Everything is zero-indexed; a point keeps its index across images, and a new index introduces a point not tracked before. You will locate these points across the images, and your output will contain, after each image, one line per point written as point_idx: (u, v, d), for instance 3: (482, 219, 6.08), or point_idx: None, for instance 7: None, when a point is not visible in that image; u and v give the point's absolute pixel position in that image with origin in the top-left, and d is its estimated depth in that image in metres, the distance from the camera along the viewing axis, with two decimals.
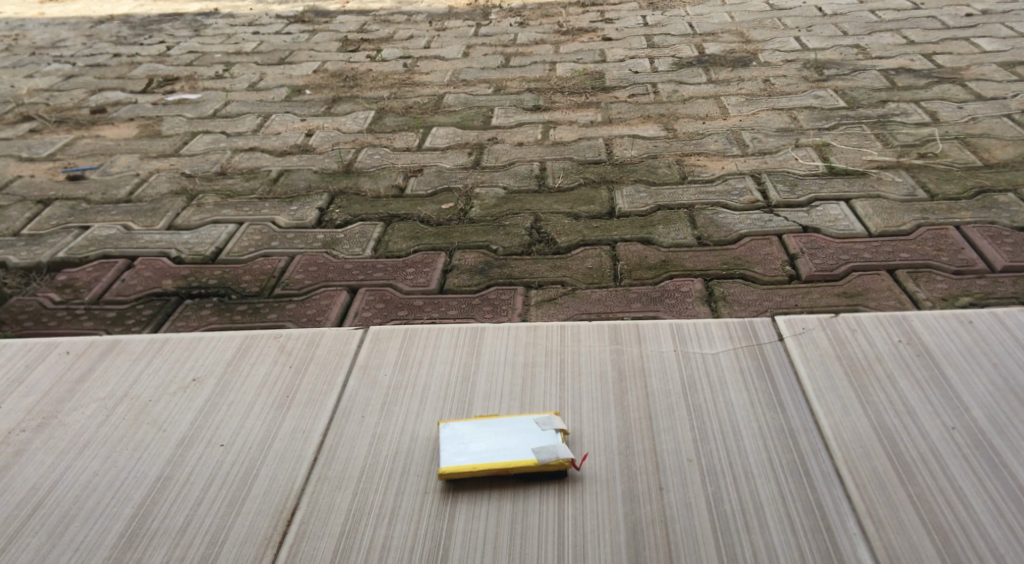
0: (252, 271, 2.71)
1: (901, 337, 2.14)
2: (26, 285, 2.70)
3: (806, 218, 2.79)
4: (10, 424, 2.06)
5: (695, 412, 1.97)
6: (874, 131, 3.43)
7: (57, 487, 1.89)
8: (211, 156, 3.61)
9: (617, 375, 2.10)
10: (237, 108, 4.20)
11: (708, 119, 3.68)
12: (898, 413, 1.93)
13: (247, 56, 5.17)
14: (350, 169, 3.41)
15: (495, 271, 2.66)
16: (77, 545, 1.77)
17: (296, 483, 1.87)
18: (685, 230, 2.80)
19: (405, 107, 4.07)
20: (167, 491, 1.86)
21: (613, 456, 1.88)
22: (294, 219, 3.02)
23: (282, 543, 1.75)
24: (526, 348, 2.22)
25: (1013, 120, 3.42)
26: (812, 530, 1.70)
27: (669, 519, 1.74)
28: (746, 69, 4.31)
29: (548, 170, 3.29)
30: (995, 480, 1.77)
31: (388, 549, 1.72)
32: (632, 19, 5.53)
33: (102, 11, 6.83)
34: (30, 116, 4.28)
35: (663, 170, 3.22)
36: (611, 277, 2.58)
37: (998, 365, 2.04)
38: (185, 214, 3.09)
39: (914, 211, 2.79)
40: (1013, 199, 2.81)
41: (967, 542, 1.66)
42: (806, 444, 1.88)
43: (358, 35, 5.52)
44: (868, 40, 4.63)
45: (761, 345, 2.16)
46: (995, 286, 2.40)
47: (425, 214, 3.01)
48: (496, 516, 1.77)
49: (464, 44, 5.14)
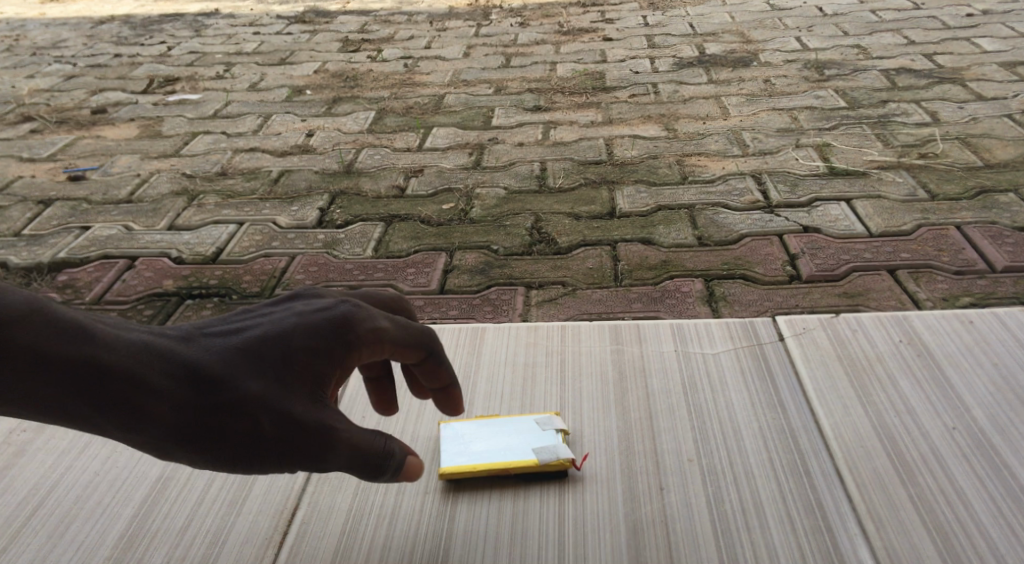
0: (252, 271, 2.71)
1: (901, 337, 2.14)
2: (27, 285, 2.71)
3: (807, 218, 2.80)
4: (11, 424, 2.06)
5: (696, 412, 1.97)
6: (874, 131, 3.43)
7: (57, 488, 1.89)
8: (212, 156, 3.62)
9: (617, 375, 2.10)
10: (238, 108, 4.21)
11: (708, 119, 3.69)
12: (898, 413, 1.93)
13: (247, 56, 5.17)
14: (351, 169, 3.41)
15: (495, 271, 2.66)
16: (78, 544, 1.76)
17: (296, 484, 1.87)
18: (686, 230, 2.80)
19: (406, 107, 4.08)
20: (166, 492, 1.86)
21: (614, 456, 1.88)
22: (294, 219, 3.02)
23: (282, 543, 1.74)
24: (527, 348, 2.22)
25: (1013, 120, 3.43)
26: (812, 530, 1.70)
27: (670, 519, 1.73)
28: (746, 69, 4.32)
29: (548, 169, 3.29)
30: (995, 480, 1.76)
31: (388, 549, 1.72)
32: (633, 19, 5.53)
33: (102, 11, 6.85)
34: (31, 115, 4.29)
35: (663, 171, 3.22)
36: (612, 277, 2.59)
37: (998, 364, 2.04)
38: (185, 214, 3.10)
39: (915, 211, 2.79)
40: (1014, 199, 2.81)
41: (967, 541, 1.65)
42: (806, 444, 1.88)
43: (359, 35, 5.53)
44: (868, 40, 4.63)
45: (762, 345, 2.16)
46: (996, 286, 2.39)
47: (426, 214, 3.02)
48: (496, 516, 1.77)
49: (464, 44, 5.14)
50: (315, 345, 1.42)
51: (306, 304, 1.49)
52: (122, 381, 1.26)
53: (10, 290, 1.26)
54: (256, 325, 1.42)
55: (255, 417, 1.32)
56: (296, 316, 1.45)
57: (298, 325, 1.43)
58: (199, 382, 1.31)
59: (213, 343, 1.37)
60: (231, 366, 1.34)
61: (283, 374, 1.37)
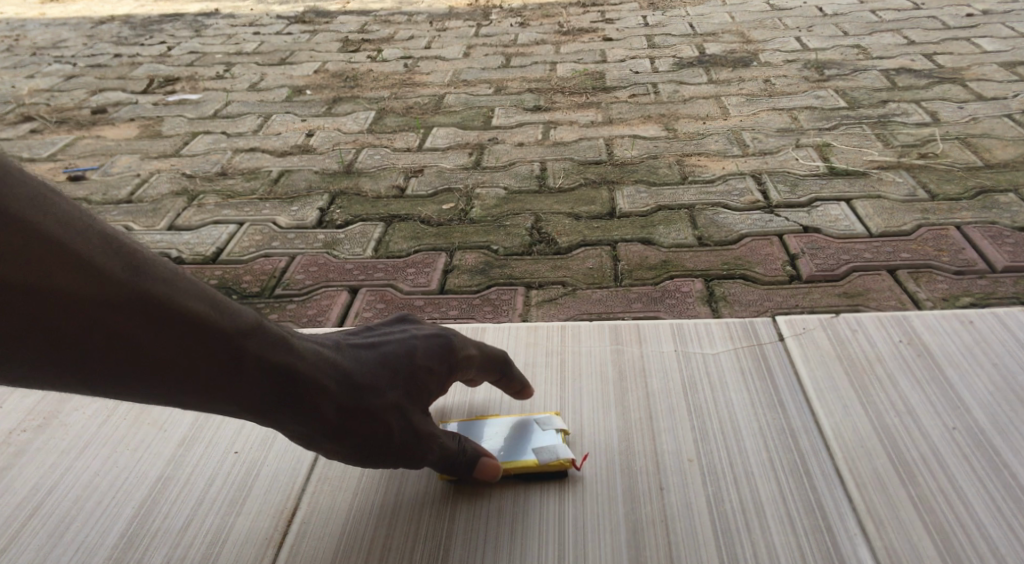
0: (253, 271, 2.71)
1: (901, 337, 2.14)
2: None
3: (807, 218, 2.80)
4: (11, 424, 2.07)
5: (696, 412, 1.97)
6: (874, 131, 3.43)
7: (57, 487, 1.89)
8: (212, 156, 3.62)
9: (617, 375, 2.10)
10: (238, 108, 4.21)
11: (709, 119, 3.69)
12: (898, 413, 1.93)
13: (247, 56, 5.18)
14: (351, 169, 3.41)
15: (495, 271, 2.66)
16: (79, 544, 1.76)
17: (296, 483, 1.87)
18: (686, 230, 2.80)
19: (407, 107, 4.08)
20: (167, 491, 1.87)
21: (614, 456, 1.88)
22: (294, 219, 3.02)
23: (283, 543, 1.74)
24: (527, 348, 2.22)
25: (1014, 120, 3.43)
26: (812, 531, 1.70)
27: (670, 519, 1.73)
28: (746, 69, 4.32)
29: (548, 170, 3.29)
30: (995, 480, 1.76)
31: (389, 549, 1.72)
32: (633, 19, 5.53)
33: (102, 11, 6.85)
34: (31, 115, 4.29)
35: (663, 171, 3.22)
36: (612, 277, 2.59)
37: (998, 364, 2.03)
38: (185, 214, 3.10)
39: (915, 211, 2.79)
40: (1014, 199, 2.81)
41: (967, 541, 1.65)
42: (806, 444, 1.88)
43: (359, 35, 5.53)
44: (868, 40, 4.63)
45: (762, 345, 2.17)
46: (996, 287, 2.39)
47: (426, 214, 3.02)
48: (497, 517, 1.77)
49: (464, 44, 5.14)
50: (434, 366, 1.71)
51: (418, 327, 1.76)
52: (308, 387, 1.50)
53: (239, 308, 1.45)
54: (382, 339, 1.69)
55: (388, 423, 1.59)
56: (413, 336, 1.72)
57: (418, 345, 1.70)
58: (353, 389, 1.56)
59: (357, 353, 1.62)
60: (377, 376, 1.60)
61: (411, 388, 1.65)
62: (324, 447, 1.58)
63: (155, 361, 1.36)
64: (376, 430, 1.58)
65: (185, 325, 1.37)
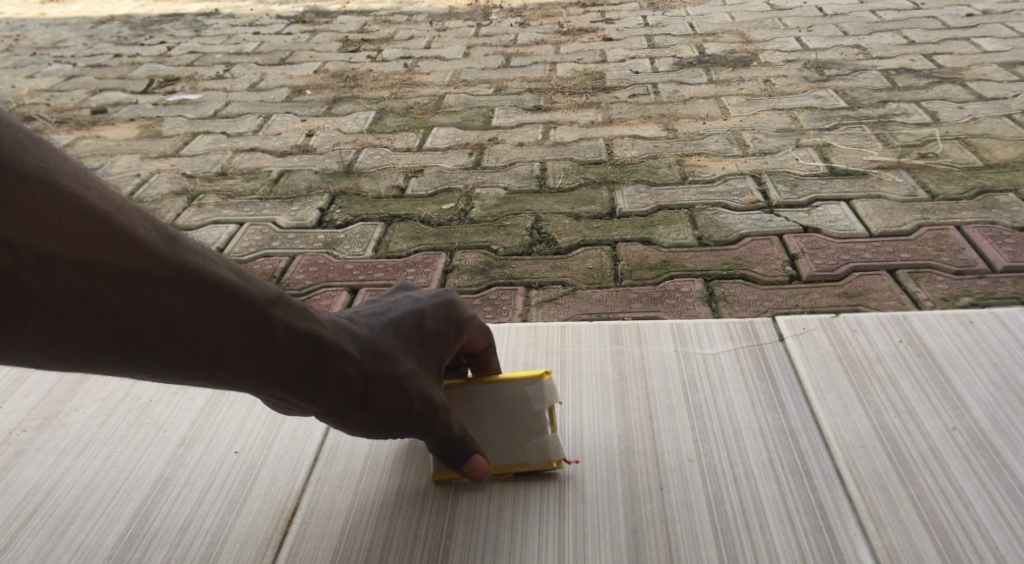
0: (252, 272, 2.71)
1: (901, 337, 2.14)
2: None
3: (807, 218, 2.80)
4: (10, 424, 2.07)
5: (696, 412, 1.97)
6: (874, 131, 3.43)
7: (57, 487, 1.89)
8: (212, 156, 3.62)
9: (617, 375, 2.10)
10: (238, 108, 4.21)
11: (709, 119, 3.69)
12: (898, 413, 1.93)
13: (247, 56, 5.18)
14: (351, 169, 3.41)
15: (495, 271, 2.66)
16: (79, 544, 1.76)
17: (296, 483, 1.88)
18: (686, 230, 2.80)
19: (407, 107, 4.08)
20: (167, 491, 1.87)
21: (614, 457, 1.88)
22: (294, 219, 3.02)
23: (283, 543, 1.74)
24: (527, 348, 2.22)
25: (1014, 120, 3.43)
26: (813, 530, 1.69)
27: (669, 519, 1.73)
28: (746, 69, 4.32)
29: (548, 170, 3.29)
30: (995, 480, 1.76)
31: (388, 549, 1.72)
32: (633, 19, 5.53)
33: (102, 11, 6.85)
34: (31, 115, 4.30)
35: (663, 171, 3.22)
36: (612, 277, 2.59)
37: (998, 365, 2.03)
38: (185, 214, 3.10)
39: (915, 211, 2.79)
40: (1014, 199, 2.81)
41: (967, 541, 1.65)
42: (806, 444, 1.88)
43: (359, 35, 5.53)
44: (868, 40, 4.63)
45: (761, 345, 2.17)
46: (996, 286, 2.39)
47: (426, 214, 3.02)
48: (497, 517, 1.77)
49: (464, 44, 5.14)
50: (444, 328, 1.71)
51: (418, 293, 1.79)
52: (333, 355, 1.52)
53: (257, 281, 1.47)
54: (390, 309, 1.72)
55: (408, 390, 1.61)
56: (418, 302, 1.74)
57: (425, 308, 1.72)
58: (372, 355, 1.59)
59: (371, 324, 1.66)
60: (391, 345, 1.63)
61: (422, 351, 1.67)
62: (348, 423, 1.60)
63: (194, 335, 1.35)
64: (398, 398, 1.60)
65: (218, 293, 1.37)
